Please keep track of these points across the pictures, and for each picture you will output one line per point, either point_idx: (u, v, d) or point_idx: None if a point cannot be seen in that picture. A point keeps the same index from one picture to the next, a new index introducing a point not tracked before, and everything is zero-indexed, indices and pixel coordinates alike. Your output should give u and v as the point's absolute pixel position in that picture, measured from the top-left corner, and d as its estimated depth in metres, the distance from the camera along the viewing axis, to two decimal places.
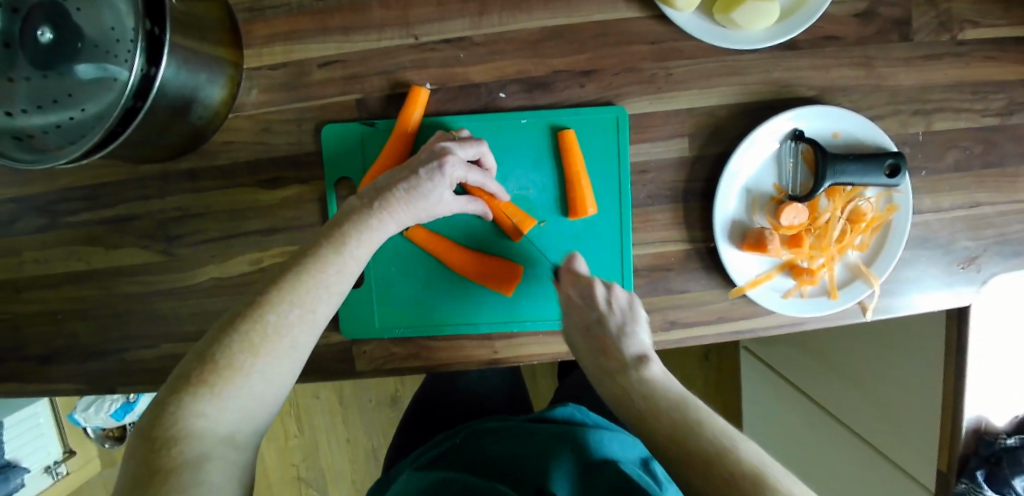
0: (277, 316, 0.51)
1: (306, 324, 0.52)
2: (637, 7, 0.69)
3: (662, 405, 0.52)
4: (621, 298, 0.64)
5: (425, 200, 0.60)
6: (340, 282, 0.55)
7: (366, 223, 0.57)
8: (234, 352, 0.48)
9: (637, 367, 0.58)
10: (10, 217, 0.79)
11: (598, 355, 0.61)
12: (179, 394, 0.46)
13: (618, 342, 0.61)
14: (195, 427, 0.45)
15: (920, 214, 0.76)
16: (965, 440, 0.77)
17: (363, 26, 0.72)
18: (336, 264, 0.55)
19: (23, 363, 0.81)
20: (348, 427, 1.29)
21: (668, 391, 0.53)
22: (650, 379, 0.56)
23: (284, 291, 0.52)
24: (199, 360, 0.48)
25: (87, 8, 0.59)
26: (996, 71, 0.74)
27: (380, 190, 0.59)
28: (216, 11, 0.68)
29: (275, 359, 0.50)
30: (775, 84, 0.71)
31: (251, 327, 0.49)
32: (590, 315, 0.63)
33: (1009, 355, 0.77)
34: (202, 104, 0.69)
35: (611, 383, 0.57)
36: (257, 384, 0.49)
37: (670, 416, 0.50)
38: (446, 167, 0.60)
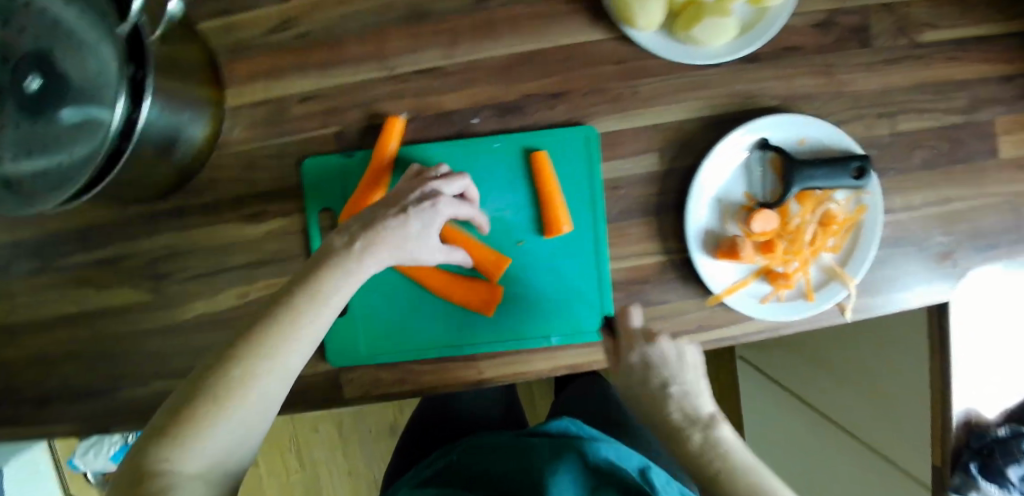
0: (256, 358, 0.49)
1: (278, 373, 0.50)
2: (601, 29, 0.72)
3: (739, 467, 0.52)
4: (686, 354, 0.63)
5: (413, 237, 0.58)
6: (323, 323, 0.52)
7: (349, 264, 0.55)
8: (201, 403, 0.47)
9: (711, 427, 0.56)
10: (9, 262, 0.82)
11: (667, 413, 0.59)
12: (158, 429, 0.47)
13: (692, 399, 0.59)
14: (159, 479, 0.44)
15: (893, 213, 0.77)
16: (956, 434, 0.76)
17: (339, 61, 0.74)
18: (314, 311, 0.52)
19: (19, 406, 0.82)
20: (348, 457, 1.29)
21: (743, 459, 0.53)
22: (721, 442, 0.55)
23: (258, 339, 0.50)
24: (180, 396, 0.48)
25: (73, 56, 0.59)
26: (960, 70, 0.75)
27: (369, 225, 0.57)
28: (198, 54, 0.70)
29: (244, 408, 0.48)
30: (739, 96, 0.73)
31: (219, 376, 0.48)
32: (658, 375, 0.62)
33: (995, 348, 0.76)
34: (187, 142, 0.71)
35: (685, 444, 0.56)
36: (226, 435, 0.47)
37: (746, 480, 0.51)
38: (439, 206, 0.60)
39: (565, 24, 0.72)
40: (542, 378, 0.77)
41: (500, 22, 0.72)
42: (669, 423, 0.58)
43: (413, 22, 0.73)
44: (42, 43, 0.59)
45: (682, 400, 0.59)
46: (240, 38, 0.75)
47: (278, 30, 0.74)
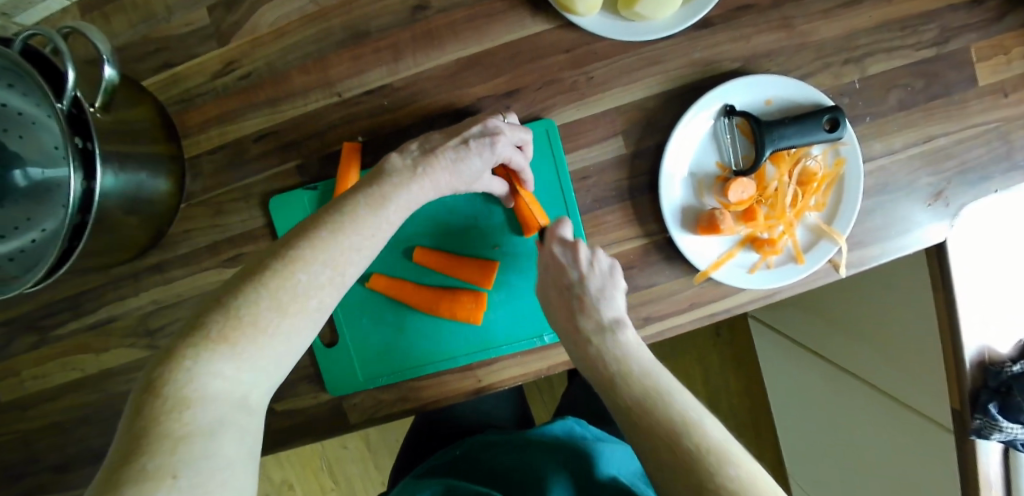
0: (309, 276, 0.47)
1: (334, 287, 0.48)
2: (544, 20, 0.70)
3: (634, 373, 0.53)
4: (603, 263, 0.62)
5: (467, 172, 0.59)
6: (373, 246, 0.51)
7: (406, 185, 0.55)
8: (258, 310, 0.45)
9: (612, 331, 0.58)
10: (5, 340, 0.82)
11: (572, 317, 0.60)
12: (196, 346, 0.43)
13: (595, 304, 0.59)
14: (210, 388, 0.42)
15: (874, 160, 0.74)
16: (971, 374, 0.72)
17: (288, 94, 0.74)
18: (371, 227, 0.51)
19: (42, 474, 0.84)
20: (381, 469, 1.30)
21: (641, 364, 0.54)
22: (620, 345, 0.56)
23: (317, 248, 0.48)
24: (220, 310, 0.44)
25: (29, 136, 0.65)
26: (921, 2, 0.72)
27: (427, 152, 0.58)
28: (147, 113, 0.70)
29: (299, 319, 0.46)
30: (696, 65, 0.71)
31: (280, 284, 0.46)
32: (567, 275, 0.61)
33: (998, 281, 0.72)
34: (150, 200, 0.70)
35: (584, 347, 0.58)
36: (276, 346, 0.46)
37: (642, 384, 0.52)
38: (500, 145, 0.61)
39: (507, 20, 0.70)
40: (542, 377, 0.76)
41: (441, 30, 0.71)
42: (576, 325, 0.59)
43: (355, 43, 0.72)
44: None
45: (591, 305, 0.59)
46: (188, 87, 0.75)
47: (223, 73, 0.74)
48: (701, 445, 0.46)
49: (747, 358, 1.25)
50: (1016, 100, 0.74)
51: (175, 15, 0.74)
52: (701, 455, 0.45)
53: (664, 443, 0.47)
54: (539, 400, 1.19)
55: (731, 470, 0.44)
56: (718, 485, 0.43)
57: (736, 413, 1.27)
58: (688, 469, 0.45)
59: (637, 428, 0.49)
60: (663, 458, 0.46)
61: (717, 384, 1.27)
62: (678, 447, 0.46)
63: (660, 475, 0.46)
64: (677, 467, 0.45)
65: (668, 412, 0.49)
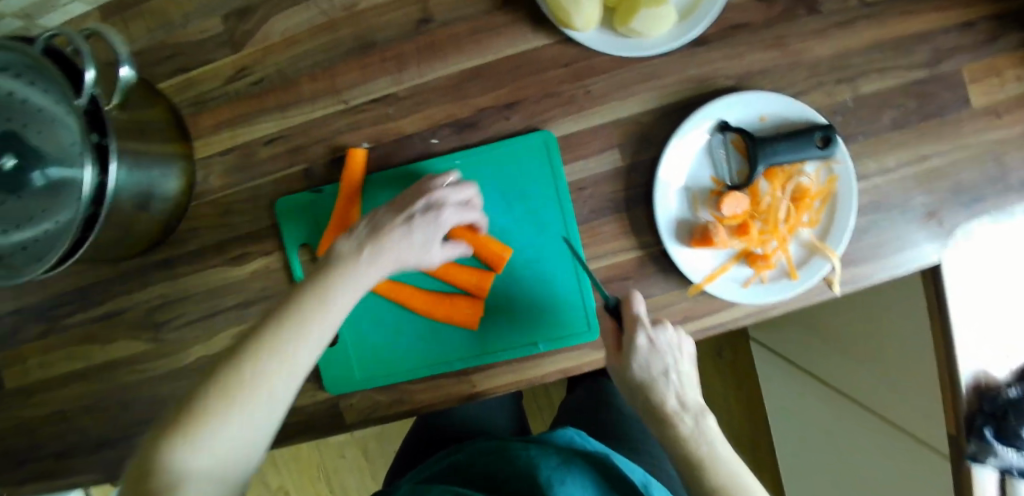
0: (261, 360, 0.50)
1: (285, 378, 0.51)
2: (544, 34, 0.72)
3: (722, 457, 0.57)
4: (681, 342, 0.64)
5: (415, 248, 0.61)
6: (325, 325, 0.54)
7: (351, 268, 0.58)
8: (209, 409, 0.48)
9: (699, 416, 0.61)
10: (13, 328, 0.85)
11: (662, 399, 0.61)
12: (162, 437, 0.48)
13: (681, 387, 0.62)
14: (171, 472, 0.46)
15: (868, 179, 0.75)
16: (966, 398, 0.72)
17: (296, 101, 0.76)
18: (319, 313, 0.54)
19: (42, 463, 0.85)
20: (377, 479, 1.30)
21: (724, 447, 0.59)
22: (708, 429, 0.59)
23: (269, 334, 0.52)
24: (184, 402, 0.49)
25: (46, 131, 0.67)
26: (914, 24, 0.74)
27: (376, 231, 0.61)
28: (162, 114, 0.74)
29: (253, 412, 0.49)
30: (693, 81, 0.72)
31: (231, 372, 0.50)
32: (655, 357, 0.62)
33: (995, 303, 0.72)
34: (161, 198, 0.73)
35: (677, 430, 0.59)
36: (232, 442, 0.48)
37: (725, 470, 0.57)
38: (443, 213, 0.63)
39: (508, 34, 0.72)
40: (535, 385, 0.77)
41: (444, 42, 0.73)
42: (661, 407, 0.61)
43: (361, 53, 0.74)
44: (18, 124, 0.67)
45: (679, 389, 0.62)
46: (201, 91, 0.78)
47: (235, 78, 0.77)
48: None
49: (749, 379, 1.25)
50: (1009, 122, 0.75)
51: (190, 23, 0.77)
52: None
53: None
54: (537, 414, 1.19)
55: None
56: None
57: (737, 435, 1.26)
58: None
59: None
60: None
61: (718, 406, 1.26)
62: None
63: None
64: None
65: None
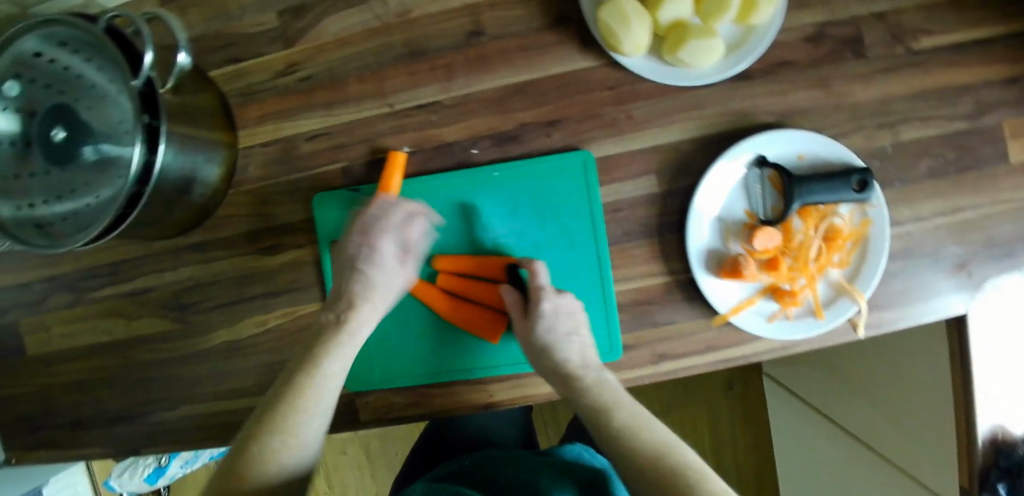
0: (264, 438, 0.59)
1: (321, 413, 0.63)
2: (592, 56, 0.73)
3: (622, 405, 0.63)
4: (578, 308, 0.71)
5: (378, 287, 0.69)
6: (320, 396, 0.63)
7: (333, 338, 0.67)
8: (269, 442, 0.59)
9: (597, 371, 0.67)
10: (40, 296, 0.86)
11: (563, 360, 0.67)
12: None
13: (576, 345, 0.68)
14: None
15: (901, 225, 0.75)
16: (982, 452, 0.72)
17: (343, 100, 0.78)
18: (338, 353, 0.66)
19: (56, 431, 0.86)
20: (376, 480, 1.30)
21: (626, 400, 0.64)
22: (605, 383, 0.66)
23: (271, 417, 0.61)
24: (211, 488, 0.58)
25: (96, 107, 0.68)
26: (959, 75, 0.74)
27: (339, 294, 0.69)
28: (210, 102, 0.75)
29: (302, 441, 0.61)
30: (735, 114, 0.73)
31: (243, 452, 0.59)
32: (554, 322, 0.68)
33: (1019, 361, 0.72)
34: (202, 183, 0.74)
35: (577, 386, 0.65)
36: (279, 469, 0.58)
37: (627, 417, 0.62)
38: (384, 242, 0.70)
39: (557, 53, 0.74)
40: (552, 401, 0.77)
41: (493, 56, 0.74)
42: (566, 366, 0.67)
43: (411, 59, 0.76)
44: (70, 98, 0.68)
45: (575, 348, 0.68)
46: (250, 82, 0.79)
47: (285, 73, 0.79)
48: (680, 464, 0.56)
49: (757, 413, 1.25)
50: None
51: (247, 15, 0.79)
52: (683, 472, 0.55)
53: (650, 465, 0.56)
54: (543, 430, 1.19)
55: (711, 488, 0.53)
56: None
57: (740, 467, 1.26)
58: (675, 486, 0.54)
59: (627, 457, 0.58)
60: (650, 472, 0.56)
61: (724, 440, 1.26)
62: (663, 465, 0.56)
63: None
64: (663, 483, 0.54)
65: (654, 439, 0.59)
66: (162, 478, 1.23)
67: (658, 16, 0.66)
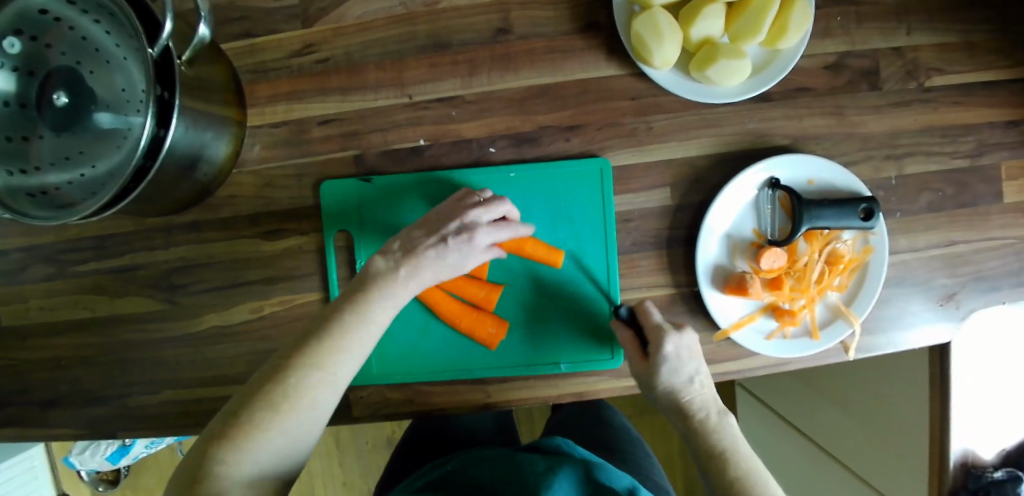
0: (298, 377, 0.55)
1: (357, 357, 0.59)
2: (617, 65, 0.74)
3: (740, 449, 0.61)
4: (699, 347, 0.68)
5: (450, 266, 0.64)
6: (360, 345, 0.59)
7: (386, 290, 0.61)
8: (305, 378, 0.55)
9: (722, 416, 0.65)
10: (20, 265, 0.82)
11: (688, 399, 0.66)
12: (215, 444, 0.52)
13: (703, 388, 0.66)
14: (217, 471, 0.51)
15: (897, 253, 0.78)
16: (953, 474, 0.75)
17: (359, 87, 0.76)
18: (380, 302, 0.61)
19: (26, 407, 0.82)
20: (345, 469, 1.29)
21: (745, 445, 0.62)
22: (726, 426, 0.64)
23: (305, 356, 0.56)
24: (231, 417, 0.54)
25: (99, 72, 0.64)
26: (965, 115, 0.77)
27: (409, 252, 0.63)
28: (222, 73, 0.71)
29: (335, 380, 0.57)
30: (751, 134, 0.75)
31: (274, 387, 0.55)
32: (683, 364, 0.66)
33: (993, 388, 0.76)
34: (208, 161, 0.71)
35: (700, 424, 0.64)
36: (308, 408, 0.55)
37: (743, 463, 0.60)
38: (479, 237, 0.64)
39: (582, 58, 0.74)
40: (549, 404, 0.78)
41: (518, 55, 0.74)
42: (687, 409, 0.65)
43: (433, 51, 0.75)
44: (69, 59, 0.64)
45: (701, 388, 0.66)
46: (263, 59, 0.77)
47: (301, 53, 0.76)
48: None
49: None
50: None
51: None
52: None
53: None
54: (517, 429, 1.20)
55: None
56: None
57: None
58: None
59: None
60: None
61: None
62: None
63: None
64: None
65: (762, 489, 0.57)
66: (126, 457, 1.18)
67: (689, 32, 0.68)
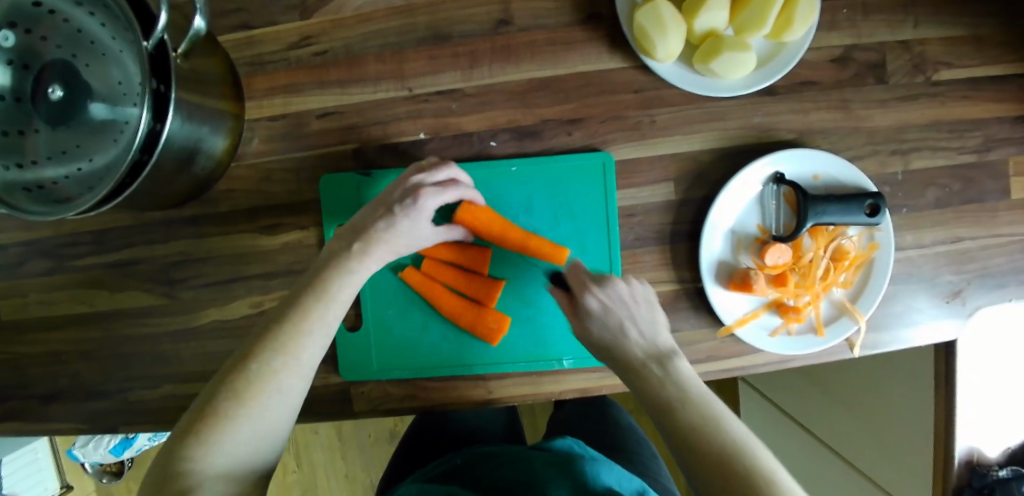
0: (261, 363, 0.53)
1: (323, 336, 0.57)
2: (620, 58, 0.72)
3: (692, 397, 0.55)
4: (643, 293, 0.65)
5: (403, 236, 0.63)
6: (324, 326, 0.57)
7: (346, 266, 0.60)
8: (270, 362, 0.54)
9: (668, 361, 0.60)
10: (17, 260, 0.81)
11: (628, 352, 0.61)
12: (179, 441, 0.50)
13: (646, 338, 0.62)
14: (187, 467, 0.48)
15: (903, 250, 0.77)
16: (958, 472, 0.75)
17: (359, 80, 0.75)
18: (343, 279, 0.59)
19: (25, 402, 0.82)
20: (347, 462, 1.28)
21: (698, 389, 0.56)
22: (678, 373, 0.58)
23: (267, 341, 0.55)
24: (197, 412, 0.52)
25: (95, 65, 0.63)
26: (973, 110, 0.76)
27: (360, 229, 0.62)
28: (219, 65, 0.70)
29: (303, 363, 0.55)
30: (756, 129, 0.73)
31: (237, 375, 0.53)
32: (617, 315, 0.63)
33: (998, 386, 0.76)
34: (206, 155, 0.71)
35: (644, 376, 0.59)
36: (276, 393, 0.53)
37: (697, 409, 0.54)
38: (426, 199, 0.62)
39: (585, 51, 0.72)
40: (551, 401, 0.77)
41: (520, 47, 0.73)
42: (628, 358, 0.61)
43: (433, 44, 0.74)
44: (65, 53, 0.63)
45: (644, 337, 0.62)
46: (260, 52, 0.76)
47: (299, 45, 0.75)
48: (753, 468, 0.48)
49: None
50: None
51: None
52: (751, 477, 0.48)
53: (716, 465, 0.49)
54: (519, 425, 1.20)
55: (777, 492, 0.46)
56: None
57: None
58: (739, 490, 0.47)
59: (692, 457, 0.51)
60: (717, 477, 0.49)
61: None
62: (729, 467, 0.49)
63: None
64: (729, 489, 0.48)
65: (721, 437, 0.51)
66: (128, 450, 1.17)
67: (693, 24, 0.66)
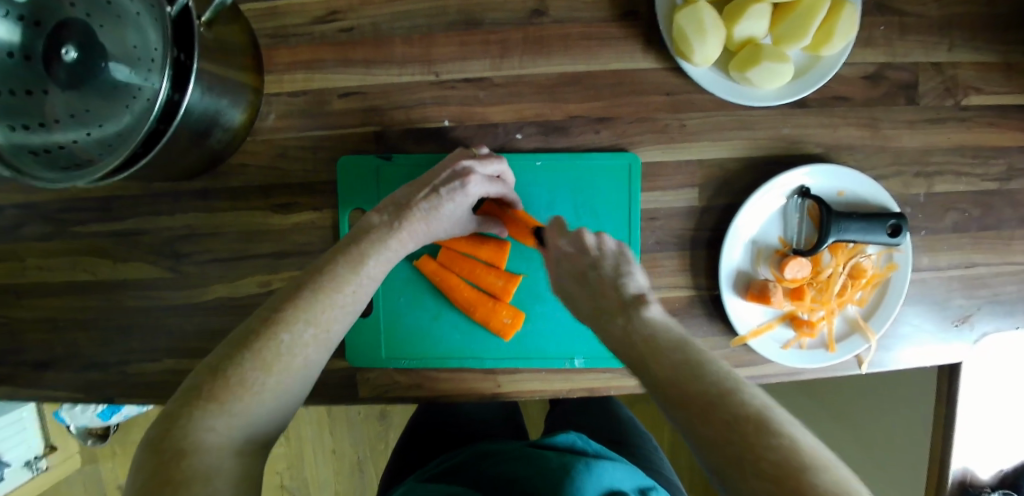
0: (292, 335, 0.51)
1: (352, 311, 0.55)
2: (654, 58, 0.71)
3: (664, 344, 0.46)
4: (613, 244, 0.59)
5: (444, 219, 0.62)
6: (355, 302, 0.56)
7: (385, 241, 0.59)
8: (302, 334, 0.51)
9: (635, 308, 0.51)
10: (15, 223, 0.78)
11: (598, 303, 0.54)
12: (189, 407, 0.45)
13: (614, 284, 0.54)
14: (205, 441, 0.44)
15: (918, 271, 0.77)
16: (951, 490, 0.77)
17: (384, 61, 0.73)
18: (381, 255, 0.58)
19: (18, 367, 0.79)
20: (334, 438, 1.26)
21: (672, 333, 0.48)
22: (649, 320, 0.49)
23: (300, 310, 0.52)
24: (211, 375, 0.48)
25: (111, 26, 0.60)
26: (997, 137, 0.76)
27: (402, 207, 0.61)
28: (241, 35, 0.67)
29: (330, 338, 0.53)
30: (784, 140, 0.73)
31: (265, 345, 0.49)
32: (583, 263, 0.58)
33: (998, 410, 0.77)
34: (223, 128, 0.68)
35: (610, 329, 0.51)
36: (303, 367, 0.51)
37: (671, 356, 0.45)
38: (472, 186, 0.62)
39: (620, 48, 0.71)
40: (558, 398, 0.77)
41: (553, 40, 0.71)
42: (599, 308, 0.53)
43: (464, 29, 0.72)
44: (79, 11, 0.60)
45: (613, 282, 0.54)
46: (285, 24, 0.73)
47: (324, 20, 0.73)
48: (742, 415, 0.39)
49: None
50: None
51: None
52: (738, 425, 0.38)
53: (698, 417, 0.40)
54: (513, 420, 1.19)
55: (773, 442, 0.36)
56: (758, 456, 0.36)
57: None
58: (727, 439, 0.37)
59: (671, 404, 0.42)
60: (700, 429, 0.39)
61: None
62: (713, 417, 0.39)
63: (701, 455, 0.39)
64: (715, 441, 0.38)
65: (703, 384, 0.42)
66: (116, 416, 1.14)
67: (733, 30, 0.65)
